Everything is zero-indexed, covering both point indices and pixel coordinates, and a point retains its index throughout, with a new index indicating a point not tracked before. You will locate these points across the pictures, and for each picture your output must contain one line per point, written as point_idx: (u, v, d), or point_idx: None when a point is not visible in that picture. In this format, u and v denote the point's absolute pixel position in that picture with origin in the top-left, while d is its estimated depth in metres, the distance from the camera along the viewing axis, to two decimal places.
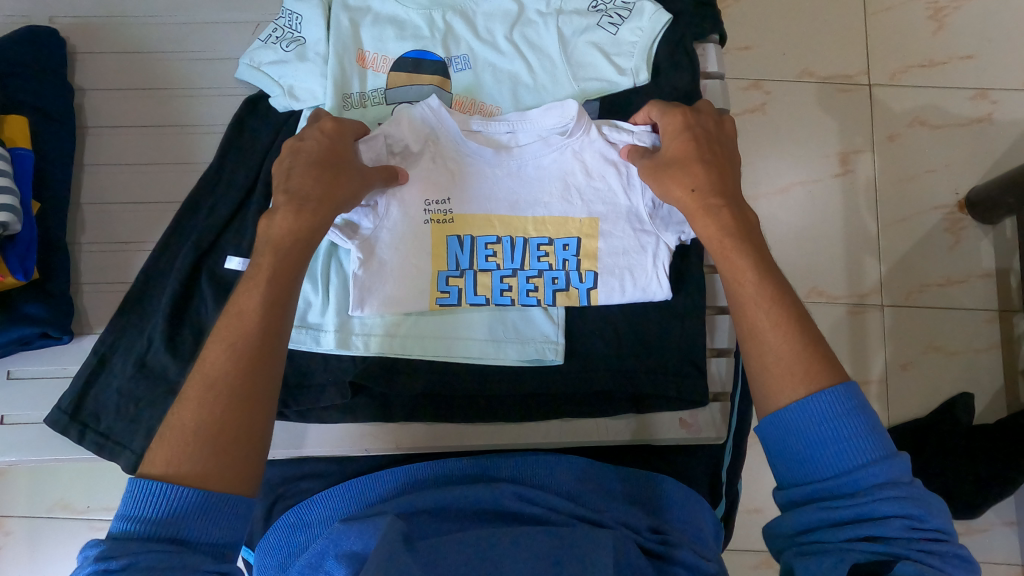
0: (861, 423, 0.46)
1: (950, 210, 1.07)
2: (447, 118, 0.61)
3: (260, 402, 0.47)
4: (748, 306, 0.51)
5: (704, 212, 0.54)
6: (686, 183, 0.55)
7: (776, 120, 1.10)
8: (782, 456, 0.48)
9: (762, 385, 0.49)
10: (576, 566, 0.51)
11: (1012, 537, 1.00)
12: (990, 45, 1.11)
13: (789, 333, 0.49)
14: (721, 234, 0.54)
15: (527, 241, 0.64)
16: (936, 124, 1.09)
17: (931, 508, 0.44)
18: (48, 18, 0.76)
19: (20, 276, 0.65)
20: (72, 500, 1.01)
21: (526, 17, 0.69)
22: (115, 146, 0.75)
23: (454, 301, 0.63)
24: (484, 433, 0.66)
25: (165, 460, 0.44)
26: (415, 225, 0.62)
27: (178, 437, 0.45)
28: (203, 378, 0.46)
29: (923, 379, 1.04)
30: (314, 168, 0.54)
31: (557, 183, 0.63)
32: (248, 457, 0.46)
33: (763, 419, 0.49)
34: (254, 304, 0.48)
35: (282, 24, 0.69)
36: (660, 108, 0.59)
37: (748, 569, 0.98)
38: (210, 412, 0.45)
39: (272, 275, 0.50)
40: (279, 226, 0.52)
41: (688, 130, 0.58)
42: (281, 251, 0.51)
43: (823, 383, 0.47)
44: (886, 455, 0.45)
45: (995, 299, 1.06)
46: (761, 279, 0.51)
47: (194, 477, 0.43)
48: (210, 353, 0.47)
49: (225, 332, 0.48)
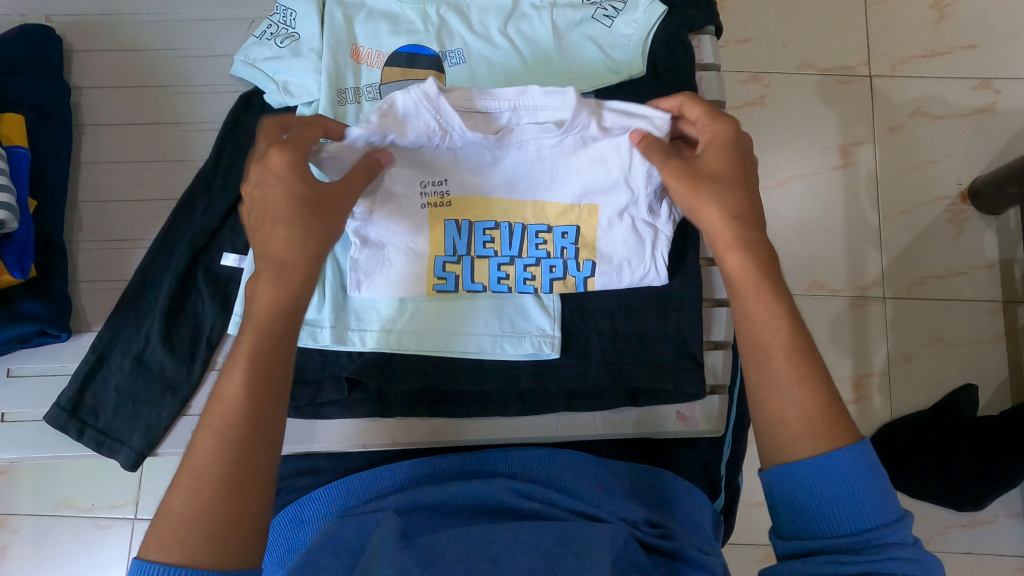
0: (876, 484, 0.46)
1: (953, 201, 1.07)
2: (445, 107, 0.54)
3: (255, 485, 0.46)
4: (774, 355, 0.49)
5: (739, 247, 0.51)
6: (729, 209, 0.51)
7: (776, 112, 1.09)
8: (788, 509, 0.47)
9: (777, 437, 0.48)
10: (573, 559, 0.51)
11: (1017, 529, 0.99)
12: (992, 34, 1.10)
13: (814, 390, 0.48)
14: (758, 273, 0.50)
15: (525, 228, 0.63)
16: (938, 115, 1.08)
17: (937, 573, 0.44)
18: (43, 18, 0.76)
19: (16, 274, 0.65)
20: (76, 499, 1.02)
21: (519, 11, 0.69)
22: (111, 144, 0.75)
23: (450, 288, 0.63)
24: (481, 429, 0.66)
25: (160, 544, 0.44)
26: (413, 211, 0.60)
27: (170, 525, 0.44)
28: (193, 466, 0.46)
29: (926, 372, 1.03)
30: (287, 226, 0.50)
31: (558, 163, 0.60)
32: (246, 539, 0.45)
33: (770, 469, 0.48)
34: (237, 387, 0.47)
35: (276, 21, 0.69)
36: (716, 111, 0.54)
37: (751, 563, 0.98)
38: (200, 500, 0.45)
39: (251, 353, 0.48)
40: (261, 302, 0.50)
41: (737, 146, 0.53)
42: (260, 328, 0.49)
43: (842, 440, 0.47)
44: (896, 519, 0.45)
45: (998, 291, 1.05)
46: (790, 330, 0.49)
47: (188, 566, 0.43)
48: (197, 438, 0.47)
49: (212, 419, 0.47)
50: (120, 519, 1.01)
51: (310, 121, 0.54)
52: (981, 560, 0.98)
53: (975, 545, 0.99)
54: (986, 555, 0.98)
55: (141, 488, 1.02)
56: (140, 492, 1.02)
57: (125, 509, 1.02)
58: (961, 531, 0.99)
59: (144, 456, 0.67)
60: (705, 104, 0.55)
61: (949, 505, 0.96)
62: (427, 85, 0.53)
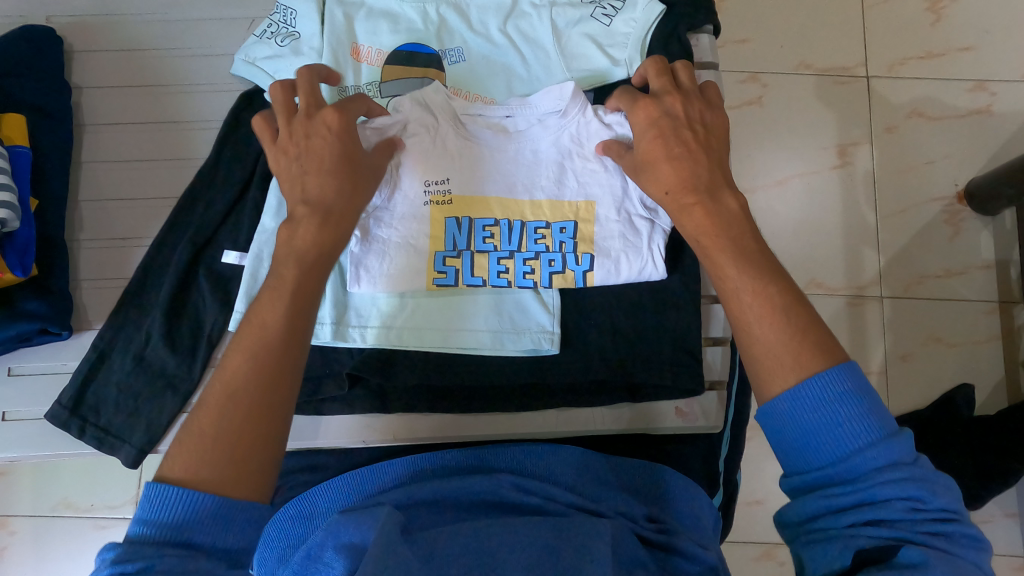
0: (857, 405, 0.44)
1: (949, 202, 1.07)
2: (452, 102, 0.62)
3: (281, 414, 0.46)
4: (732, 300, 0.50)
5: (681, 212, 0.54)
6: (659, 186, 0.55)
7: (774, 113, 1.10)
8: (781, 448, 0.47)
9: (754, 376, 0.48)
10: (573, 553, 0.51)
11: (1014, 528, 0.99)
12: (988, 36, 1.11)
13: (774, 324, 0.47)
14: (702, 232, 0.52)
15: (524, 224, 0.63)
16: (934, 116, 1.09)
17: (934, 487, 0.43)
18: (44, 17, 0.77)
19: (18, 272, 0.65)
20: (75, 498, 1.02)
21: (519, 9, 0.70)
22: (112, 143, 0.75)
23: (450, 282, 0.63)
24: (481, 424, 0.67)
25: (184, 464, 0.44)
26: (416, 207, 0.62)
27: (196, 445, 0.44)
28: (223, 386, 0.46)
29: (923, 370, 1.04)
30: (334, 176, 0.54)
31: (554, 165, 0.63)
32: (268, 467, 0.45)
33: (758, 409, 0.47)
34: (274, 316, 0.48)
35: (276, 20, 0.70)
36: (626, 103, 0.58)
37: (749, 562, 0.98)
38: (229, 421, 0.45)
39: (296, 287, 0.50)
40: (304, 240, 0.52)
41: (652, 125, 0.56)
42: (302, 264, 0.51)
43: (813, 369, 0.46)
44: (883, 436, 0.43)
45: (995, 291, 1.05)
46: (742, 273, 0.49)
47: (212, 486, 0.43)
48: (231, 357, 0.47)
49: (246, 341, 0.47)
50: (118, 519, 1.01)
51: (356, 96, 0.59)
52: None
53: None
54: None
55: (140, 487, 1.02)
56: (138, 491, 1.02)
57: (124, 509, 1.01)
58: None
59: (144, 453, 0.67)
60: (618, 99, 0.58)
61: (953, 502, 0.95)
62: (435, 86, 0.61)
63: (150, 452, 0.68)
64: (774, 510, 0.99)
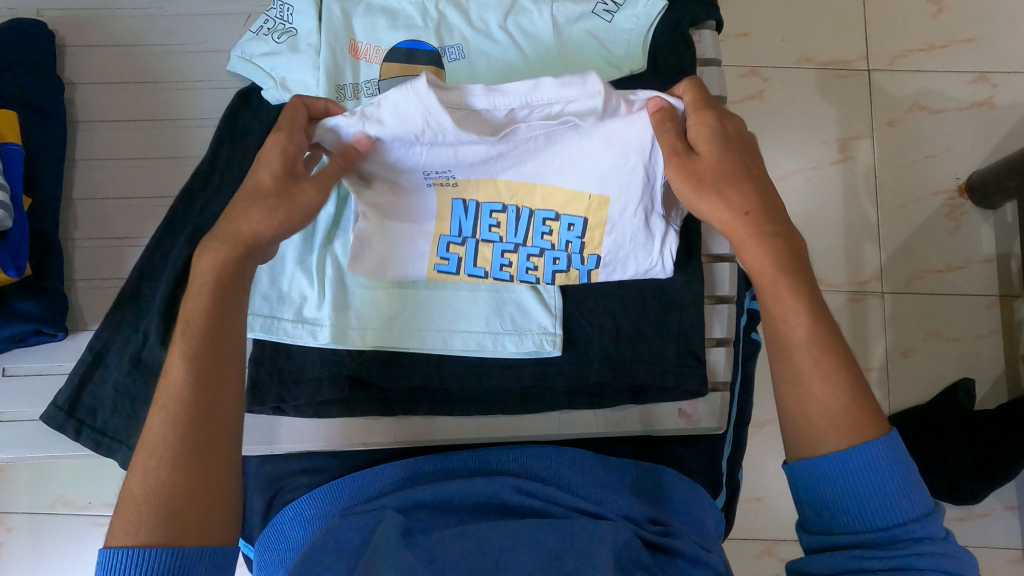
0: (903, 479, 0.47)
1: (950, 195, 1.07)
2: (436, 105, 0.50)
3: (211, 460, 0.48)
4: (798, 350, 0.50)
5: (757, 240, 0.52)
6: (741, 204, 0.52)
7: (775, 107, 1.09)
8: (817, 508, 0.49)
9: (798, 430, 0.50)
10: (577, 558, 0.51)
11: (1013, 522, 1.00)
12: (990, 27, 1.10)
13: (836, 386, 0.49)
14: (776, 264, 0.51)
15: (533, 214, 0.60)
16: (935, 108, 1.08)
17: (966, 568, 0.45)
18: (36, 12, 0.75)
19: (11, 272, 0.64)
20: (73, 496, 1.01)
21: (519, 5, 0.69)
22: (106, 141, 0.74)
23: (452, 269, 0.62)
24: (485, 427, 0.67)
25: (123, 529, 0.46)
26: (417, 190, 0.59)
27: (131, 507, 0.46)
28: (147, 445, 0.48)
29: (923, 365, 1.04)
30: (241, 203, 0.51)
31: (569, 151, 0.56)
32: (207, 511, 0.47)
33: (796, 466, 0.50)
34: (183, 365, 0.49)
35: (273, 16, 0.68)
36: (702, 106, 0.53)
37: (749, 557, 0.99)
38: (157, 478, 0.46)
39: (193, 329, 0.50)
40: (198, 278, 0.51)
41: (723, 139, 0.53)
42: (197, 302, 0.50)
43: (865, 436, 0.48)
44: (924, 515, 0.46)
45: (995, 284, 1.05)
46: (811, 327, 0.50)
47: (154, 544, 0.45)
48: (152, 418, 0.48)
49: (162, 396, 0.49)
50: None
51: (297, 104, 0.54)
52: (977, 552, 0.99)
53: (972, 538, 0.99)
54: (981, 547, 0.99)
55: None
56: None
57: None
58: (958, 524, 0.99)
59: None
60: (696, 97, 0.53)
61: (947, 501, 0.96)
62: (421, 84, 0.49)
63: None
64: (774, 505, 0.99)
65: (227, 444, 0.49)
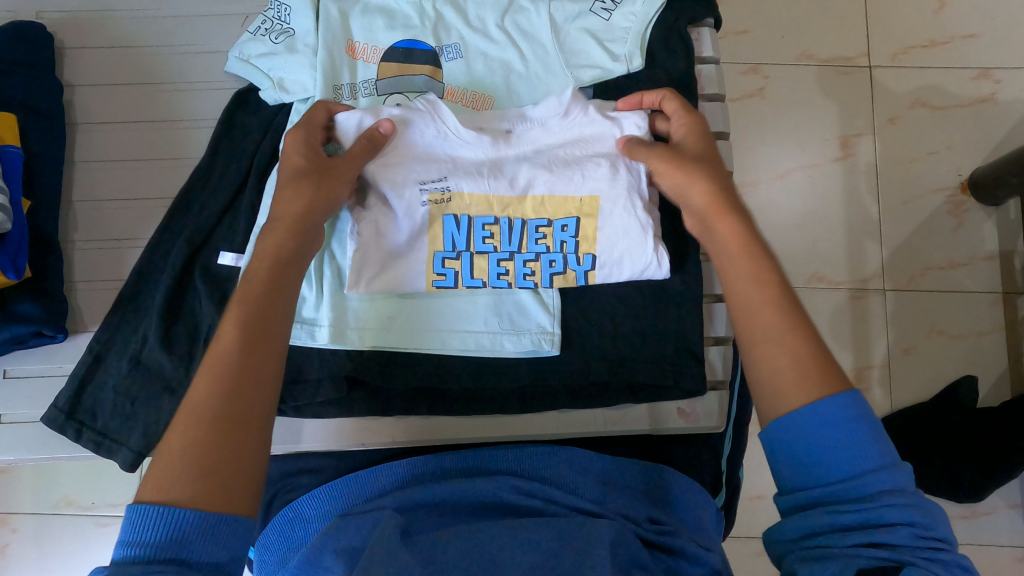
0: (869, 429, 0.45)
1: (952, 193, 1.06)
2: (440, 107, 0.60)
3: (251, 425, 0.46)
4: (768, 307, 0.51)
5: (728, 211, 0.55)
6: (717, 181, 0.56)
7: (775, 104, 1.09)
8: (786, 463, 0.47)
9: (773, 384, 0.48)
10: (575, 555, 0.51)
11: (1016, 519, 0.99)
12: (992, 23, 1.09)
13: (802, 338, 0.49)
14: (740, 233, 0.54)
15: (525, 223, 0.61)
16: (937, 105, 1.08)
17: (935, 517, 0.44)
18: (35, 14, 0.75)
19: (10, 274, 0.64)
20: (77, 497, 1.02)
21: (516, 4, 0.69)
22: (105, 142, 0.74)
23: (450, 284, 0.63)
24: (484, 427, 0.66)
25: (154, 485, 0.43)
26: (413, 210, 0.60)
27: (167, 465, 0.43)
28: (189, 404, 0.45)
29: (925, 363, 1.03)
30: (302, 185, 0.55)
31: (556, 160, 0.61)
32: (239, 478, 0.44)
33: (768, 424, 0.48)
34: (233, 327, 0.48)
35: (271, 16, 0.68)
36: (684, 106, 0.61)
37: (751, 557, 0.98)
38: (194, 435, 0.44)
39: (248, 297, 0.50)
40: (259, 255, 0.53)
41: (708, 136, 0.60)
42: (254, 276, 0.51)
43: (832, 388, 0.47)
44: (891, 463, 0.45)
45: (998, 281, 1.05)
46: (780, 284, 0.51)
47: (185, 503, 0.42)
48: (196, 380, 0.47)
49: (210, 358, 0.47)
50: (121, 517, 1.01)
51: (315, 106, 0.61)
52: (980, 550, 0.98)
53: (975, 536, 0.99)
54: (984, 546, 0.98)
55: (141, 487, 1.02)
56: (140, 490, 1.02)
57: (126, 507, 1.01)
58: (961, 522, 0.99)
59: (141, 457, 0.66)
60: (681, 101, 0.61)
61: (950, 498, 0.96)
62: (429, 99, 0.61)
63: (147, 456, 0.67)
64: None
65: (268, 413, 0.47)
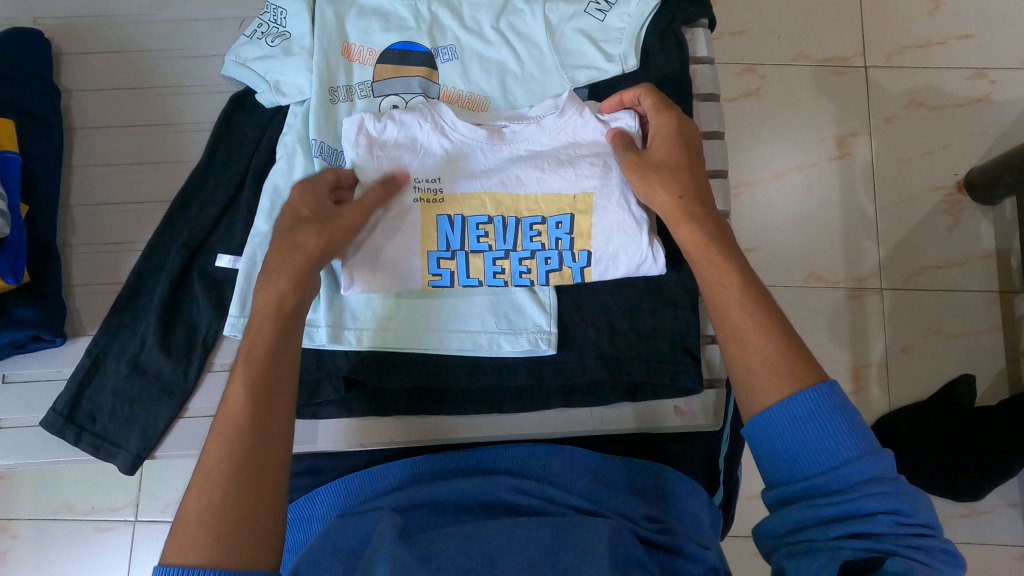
0: (844, 420, 0.45)
1: (949, 192, 1.07)
2: (444, 111, 0.62)
3: (265, 482, 0.46)
4: (734, 309, 0.50)
5: (687, 219, 0.55)
6: (674, 191, 0.56)
7: (772, 105, 1.09)
8: (768, 457, 0.47)
9: (747, 386, 0.49)
10: (573, 556, 0.51)
11: (1016, 519, 0.99)
12: (987, 24, 1.10)
13: (771, 334, 0.49)
14: (697, 242, 0.54)
15: (519, 221, 0.62)
16: (933, 105, 1.08)
17: (917, 503, 0.44)
18: (33, 20, 0.76)
19: (9, 278, 0.64)
20: (76, 501, 1.02)
21: (511, 6, 0.69)
22: (103, 146, 0.75)
23: (446, 284, 0.62)
24: (482, 426, 0.67)
25: (175, 548, 0.44)
26: (405, 207, 0.61)
27: (186, 528, 0.44)
28: (203, 468, 0.46)
29: (923, 362, 1.03)
30: (297, 240, 0.54)
31: (550, 160, 0.62)
32: (257, 533, 0.45)
33: (748, 422, 0.48)
34: (239, 386, 0.48)
35: (267, 20, 0.69)
36: (658, 102, 0.59)
37: (751, 557, 0.98)
38: (210, 495, 0.45)
39: (249, 353, 0.50)
40: (260, 310, 0.52)
41: (681, 137, 0.59)
42: (259, 331, 0.51)
43: (805, 382, 0.47)
44: (869, 452, 0.44)
45: (995, 281, 1.05)
46: (742, 285, 0.51)
47: (204, 562, 0.43)
48: (209, 442, 0.47)
49: (219, 420, 0.48)
50: (121, 521, 1.01)
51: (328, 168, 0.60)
52: (980, 549, 0.98)
53: (974, 535, 0.99)
54: (984, 545, 0.98)
55: (141, 491, 1.02)
56: (140, 494, 1.02)
57: (125, 512, 1.01)
58: (960, 521, 0.99)
59: (141, 458, 0.67)
60: (656, 98, 0.59)
61: (947, 496, 0.96)
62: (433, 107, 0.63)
63: (147, 458, 0.67)
64: None
65: (279, 464, 0.47)
